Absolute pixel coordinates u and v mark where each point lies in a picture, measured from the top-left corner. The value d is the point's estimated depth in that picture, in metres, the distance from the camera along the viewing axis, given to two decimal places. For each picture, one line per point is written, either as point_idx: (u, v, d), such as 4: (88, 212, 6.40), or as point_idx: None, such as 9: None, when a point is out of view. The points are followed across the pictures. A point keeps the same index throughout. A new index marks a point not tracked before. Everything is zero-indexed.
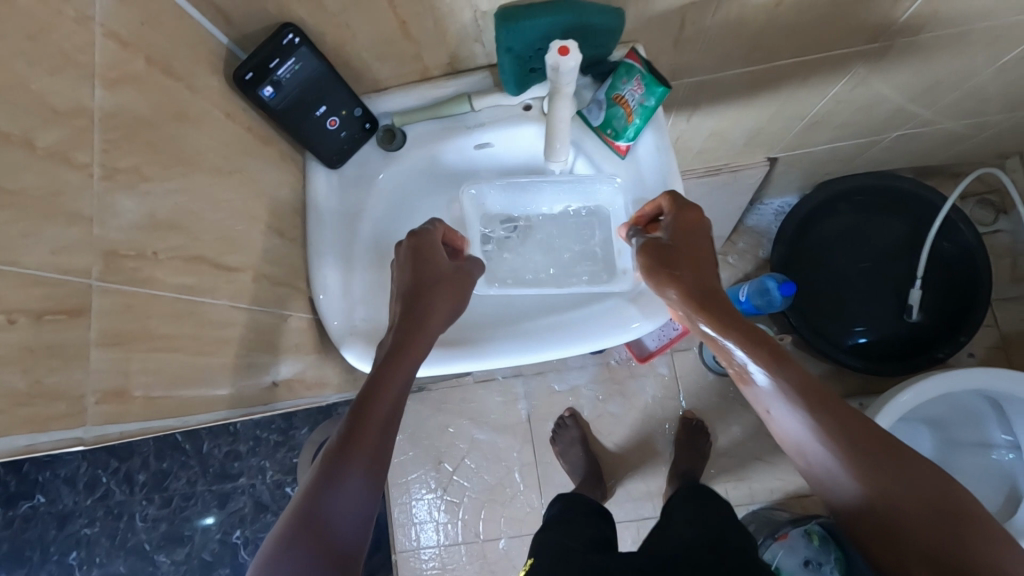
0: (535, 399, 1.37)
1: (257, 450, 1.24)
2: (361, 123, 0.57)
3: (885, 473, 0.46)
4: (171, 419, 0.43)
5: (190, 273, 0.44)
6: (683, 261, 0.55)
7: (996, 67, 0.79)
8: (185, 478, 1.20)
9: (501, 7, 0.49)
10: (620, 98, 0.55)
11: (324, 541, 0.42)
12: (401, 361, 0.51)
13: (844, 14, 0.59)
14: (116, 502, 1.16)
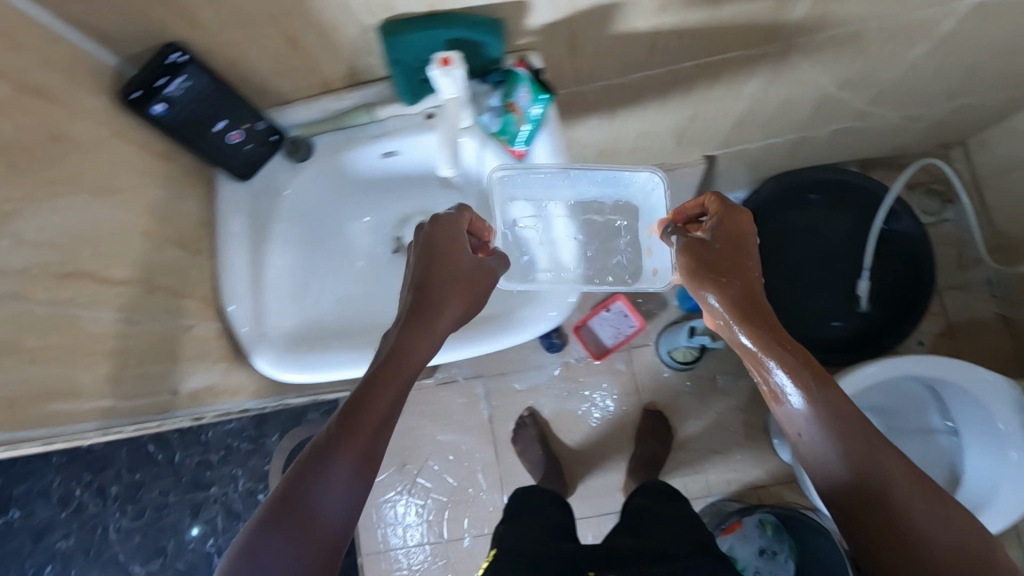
0: (496, 399, 1.39)
1: (229, 458, 1.25)
2: (266, 136, 0.59)
3: (887, 477, 0.51)
4: (46, 427, 0.45)
5: (64, 286, 0.46)
6: (723, 264, 0.59)
7: (907, 64, 0.81)
8: (160, 488, 1.22)
9: (383, 21, 0.50)
10: (512, 105, 0.56)
11: (316, 530, 0.45)
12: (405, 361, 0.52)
13: (732, 17, 0.60)
14: (90, 515, 1.18)
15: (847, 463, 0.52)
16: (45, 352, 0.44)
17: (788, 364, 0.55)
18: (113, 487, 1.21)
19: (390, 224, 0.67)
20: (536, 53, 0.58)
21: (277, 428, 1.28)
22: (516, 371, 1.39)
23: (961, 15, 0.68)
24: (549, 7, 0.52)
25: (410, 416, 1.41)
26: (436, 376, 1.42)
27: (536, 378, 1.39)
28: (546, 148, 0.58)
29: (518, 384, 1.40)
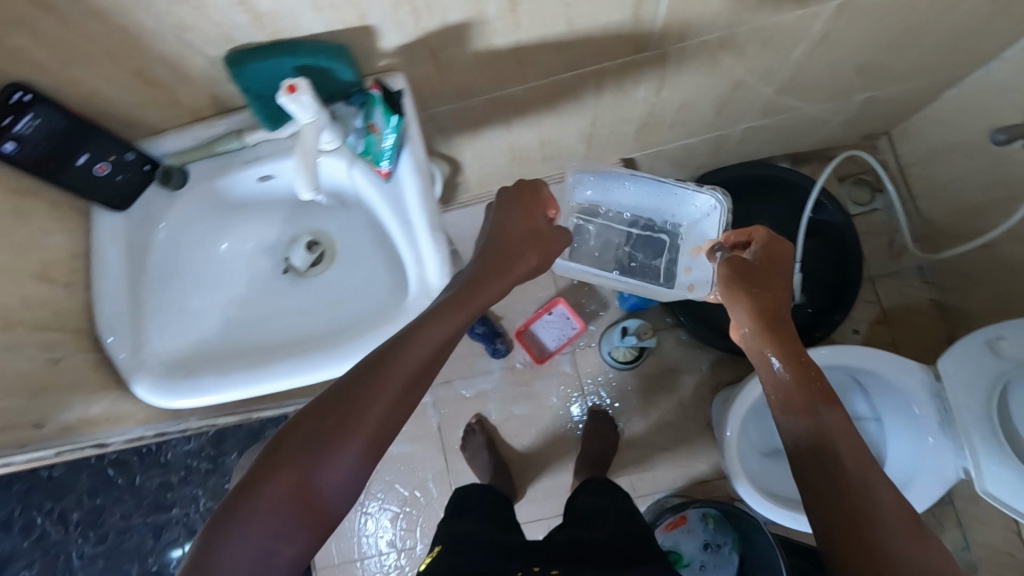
0: (444, 407, 1.40)
1: (188, 479, 1.30)
2: (139, 165, 0.60)
3: (850, 475, 0.57)
4: None
5: None
6: (763, 279, 0.67)
7: (794, 62, 0.83)
8: (120, 512, 1.28)
9: (227, 51, 0.51)
10: (372, 125, 0.56)
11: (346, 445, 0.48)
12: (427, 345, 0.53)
13: (597, 30, 0.62)
14: (53, 542, 1.25)
15: (839, 457, 0.58)
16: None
17: (793, 370, 0.63)
18: (74, 515, 1.27)
19: (279, 247, 0.69)
20: (399, 74, 0.60)
21: (235, 447, 1.31)
22: (461, 378, 1.41)
23: (829, 14, 0.71)
24: (395, 30, 0.54)
25: None
26: None
27: (482, 383, 1.40)
28: (410, 166, 0.59)
29: (466, 391, 1.41)
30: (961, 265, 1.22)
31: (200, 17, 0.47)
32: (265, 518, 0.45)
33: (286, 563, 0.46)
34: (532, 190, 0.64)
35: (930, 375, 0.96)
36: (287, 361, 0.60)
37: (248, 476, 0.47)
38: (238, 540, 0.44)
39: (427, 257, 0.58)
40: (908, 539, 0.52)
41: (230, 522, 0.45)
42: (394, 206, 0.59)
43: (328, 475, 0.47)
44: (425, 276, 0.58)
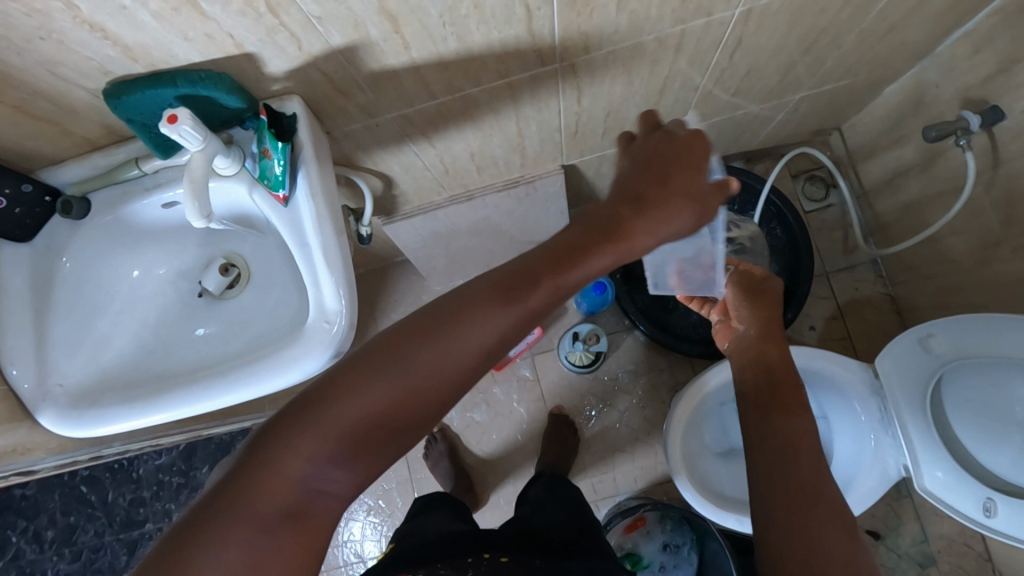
0: None
1: (160, 495, 1.40)
2: (39, 197, 0.60)
3: (802, 473, 0.57)
4: None
5: None
6: (770, 293, 0.75)
7: (714, 66, 0.83)
8: (94, 530, 1.38)
9: (106, 83, 0.51)
10: (264, 151, 0.57)
11: (406, 394, 0.44)
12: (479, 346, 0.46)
13: (494, 47, 0.62)
14: (27, 562, 1.35)
15: (783, 459, 0.60)
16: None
17: (769, 375, 0.69)
18: (48, 534, 1.37)
19: (193, 271, 0.69)
20: (295, 97, 0.60)
21: (204, 461, 1.42)
22: None
23: (737, 20, 0.71)
24: (279, 55, 0.54)
25: None
26: None
27: None
28: (307, 190, 0.59)
29: None
30: (910, 260, 1.23)
31: (66, 52, 0.47)
32: (284, 478, 0.40)
33: (326, 503, 0.42)
34: (685, 137, 0.54)
35: (869, 373, 0.96)
36: (188, 387, 0.59)
37: (286, 425, 0.42)
38: (262, 489, 0.40)
39: (323, 282, 0.58)
40: (839, 535, 0.52)
41: (275, 439, 0.41)
42: (293, 230, 0.59)
43: (383, 423, 0.43)
44: (322, 300, 0.58)
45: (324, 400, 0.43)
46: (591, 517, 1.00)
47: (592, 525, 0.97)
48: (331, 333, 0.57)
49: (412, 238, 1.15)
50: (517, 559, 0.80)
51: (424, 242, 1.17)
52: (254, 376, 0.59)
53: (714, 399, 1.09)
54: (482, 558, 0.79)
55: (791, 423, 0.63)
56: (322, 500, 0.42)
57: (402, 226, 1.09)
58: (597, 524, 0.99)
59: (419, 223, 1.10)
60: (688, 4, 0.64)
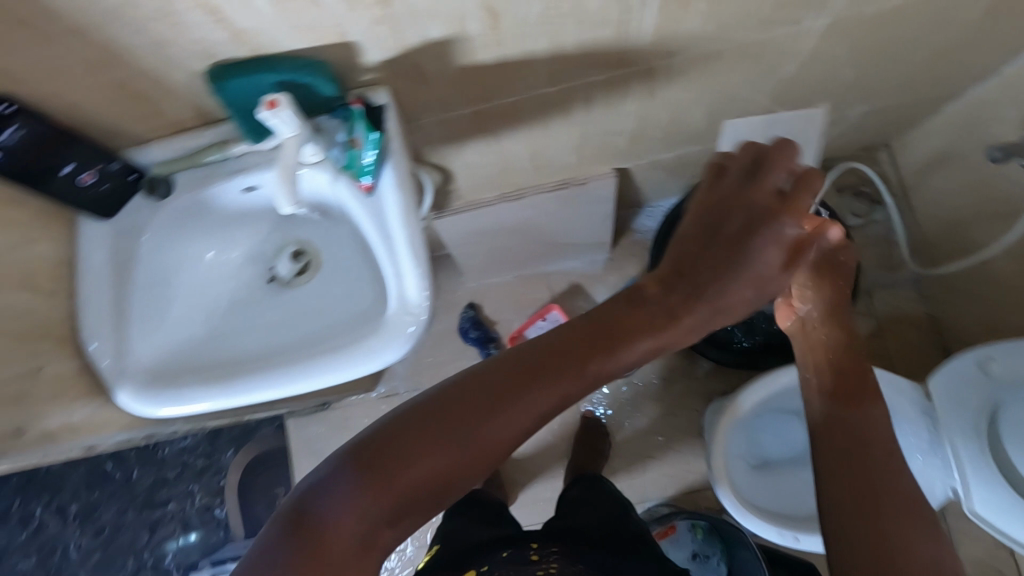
0: None
1: (183, 476, 1.42)
2: (123, 175, 0.60)
3: (876, 477, 0.55)
4: None
5: None
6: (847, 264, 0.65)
7: (785, 76, 0.83)
8: (116, 508, 1.40)
9: (207, 66, 0.52)
10: (354, 140, 0.58)
11: (458, 460, 0.46)
12: (524, 418, 0.48)
13: (579, 48, 0.62)
14: (49, 536, 1.39)
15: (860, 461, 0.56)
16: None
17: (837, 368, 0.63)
18: (72, 508, 1.40)
19: (265, 255, 0.70)
20: (384, 88, 0.60)
21: (229, 445, 1.43)
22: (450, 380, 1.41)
23: (818, 31, 0.70)
24: (375, 45, 0.54)
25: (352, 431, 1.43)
26: (378, 391, 1.42)
27: None
28: (393, 181, 0.59)
29: None
30: (956, 282, 1.22)
31: (177, 32, 0.47)
32: (340, 534, 0.43)
33: (376, 554, 0.44)
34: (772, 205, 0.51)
35: (919, 392, 0.95)
36: (265, 371, 0.60)
37: (343, 485, 0.44)
38: (321, 546, 0.42)
39: (407, 274, 0.58)
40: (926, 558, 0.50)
41: (333, 497, 0.43)
42: (376, 221, 0.60)
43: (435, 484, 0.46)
44: (405, 292, 0.58)
45: (384, 461, 0.45)
46: (636, 518, 0.98)
47: (639, 528, 0.95)
48: (411, 327, 0.58)
49: (456, 233, 1.15)
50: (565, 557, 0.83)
51: (467, 236, 1.17)
52: (330, 364, 0.59)
53: (752, 414, 1.08)
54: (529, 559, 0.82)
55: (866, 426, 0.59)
56: (372, 551, 0.44)
57: (451, 221, 1.08)
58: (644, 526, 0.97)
59: (467, 218, 1.09)
60: (778, 14, 0.64)
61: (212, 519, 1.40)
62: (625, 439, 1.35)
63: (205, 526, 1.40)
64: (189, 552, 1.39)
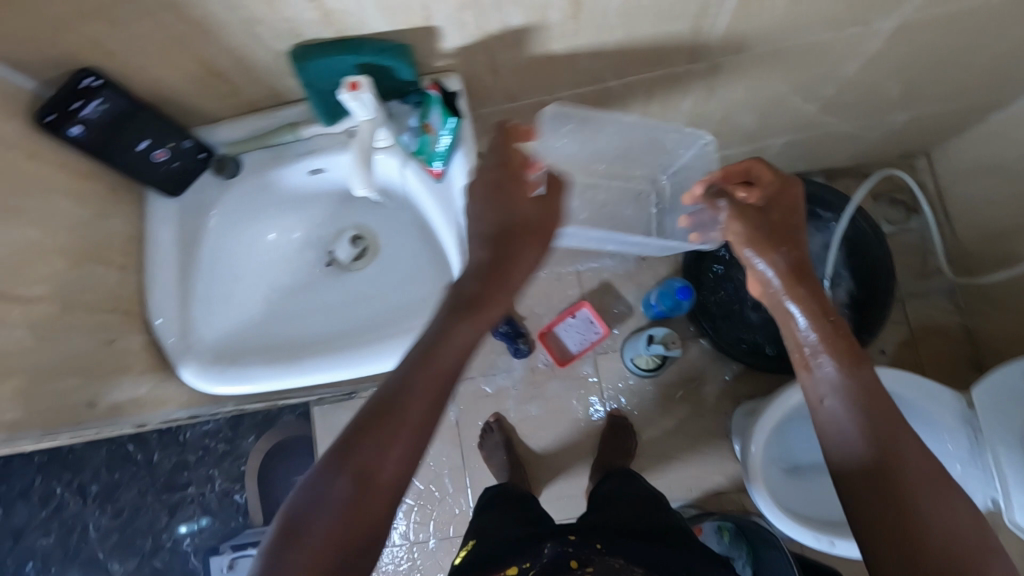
0: (458, 403, 1.39)
1: (204, 460, 1.42)
2: (193, 153, 0.61)
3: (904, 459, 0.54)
4: None
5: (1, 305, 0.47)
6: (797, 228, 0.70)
7: (844, 77, 0.82)
8: (136, 489, 1.40)
9: (291, 46, 0.52)
10: (427, 126, 0.58)
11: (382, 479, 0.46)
12: (418, 410, 0.47)
13: (651, 41, 0.62)
14: (71, 514, 1.39)
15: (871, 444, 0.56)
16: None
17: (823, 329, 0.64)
18: (93, 488, 1.41)
19: (322, 240, 0.69)
20: (454, 74, 0.60)
21: (250, 431, 1.43)
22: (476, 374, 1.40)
23: (886, 33, 0.70)
24: (456, 30, 0.54)
25: None
26: None
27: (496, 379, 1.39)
28: (464, 168, 0.61)
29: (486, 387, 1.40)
30: (992, 292, 1.21)
31: (271, 8, 0.47)
32: None
33: None
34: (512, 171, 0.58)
35: (962, 403, 0.94)
36: (333, 353, 0.60)
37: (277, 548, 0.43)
38: None
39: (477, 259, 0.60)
40: (952, 528, 0.50)
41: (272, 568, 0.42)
42: (444, 207, 0.61)
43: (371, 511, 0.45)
44: None
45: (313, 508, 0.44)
46: (669, 512, 0.98)
47: (676, 520, 0.95)
48: None
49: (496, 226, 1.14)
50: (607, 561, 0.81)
51: None
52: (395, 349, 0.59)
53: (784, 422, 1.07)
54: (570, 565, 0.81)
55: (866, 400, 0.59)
56: None
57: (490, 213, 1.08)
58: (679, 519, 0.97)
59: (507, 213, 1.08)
60: (852, 13, 0.64)
61: (231, 504, 1.43)
62: (652, 438, 1.35)
63: (224, 511, 1.43)
64: (214, 535, 1.41)
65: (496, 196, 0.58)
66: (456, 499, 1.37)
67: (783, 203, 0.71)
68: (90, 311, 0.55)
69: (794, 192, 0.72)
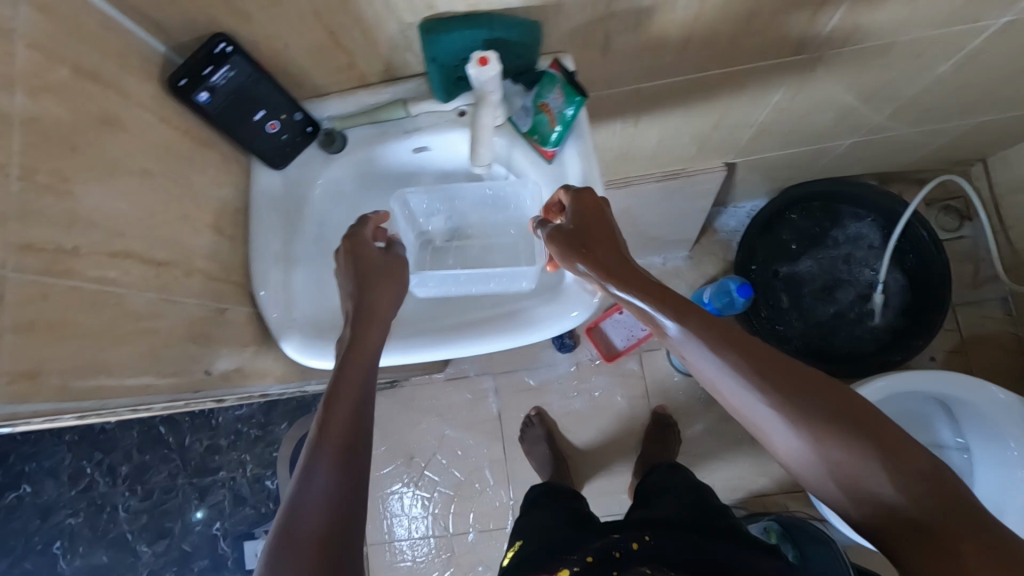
0: (501, 395, 1.39)
1: (237, 445, 1.39)
2: (301, 127, 0.60)
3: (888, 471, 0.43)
4: (91, 403, 0.43)
5: (140, 268, 0.46)
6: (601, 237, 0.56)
7: (934, 76, 0.82)
8: (167, 471, 1.35)
9: (422, 19, 0.51)
10: (545, 105, 0.57)
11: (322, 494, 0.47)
12: (335, 430, 0.50)
13: (764, 29, 0.62)
14: (100, 494, 1.32)
15: (842, 445, 0.44)
16: (104, 331, 0.43)
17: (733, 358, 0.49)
18: (122, 468, 1.34)
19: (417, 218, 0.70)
20: (568, 56, 0.60)
21: (283, 418, 1.39)
22: (519, 366, 1.39)
23: (993, 31, 0.69)
24: (584, 10, 0.53)
25: (417, 408, 1.41)
26: (445, 372, 1.41)
27: (541, 372, 1.39)
28: (578, 152, 0.60)
29: (530, 380, 1.39)
30: None
31: None
32: None
33: None
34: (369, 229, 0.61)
35: None
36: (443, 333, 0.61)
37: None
38: None
39: None
40: (938, 496, 0.41)
41: None
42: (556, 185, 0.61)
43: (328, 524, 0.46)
44: None
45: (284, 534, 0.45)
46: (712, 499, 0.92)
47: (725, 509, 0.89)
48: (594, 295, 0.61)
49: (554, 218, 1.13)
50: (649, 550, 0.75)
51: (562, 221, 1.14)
52: (516, 326, 0.62)
53: None
54: (613, 557, 0.75)
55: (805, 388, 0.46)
56: None
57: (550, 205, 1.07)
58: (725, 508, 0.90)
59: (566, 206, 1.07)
60: (967, 9, 0.63)
61: (263, 489, 1.36)
62: (697, 438, 1.34)
63: (256, 496, 1.36)
64: (243, 521, 1.35)
65: (353, 258, 0.59)
66: (496, 492, 1.37)
67: (592, 208, 0.57)
68: (206, 280, 0.54)
69: (590, 195, 0.58)
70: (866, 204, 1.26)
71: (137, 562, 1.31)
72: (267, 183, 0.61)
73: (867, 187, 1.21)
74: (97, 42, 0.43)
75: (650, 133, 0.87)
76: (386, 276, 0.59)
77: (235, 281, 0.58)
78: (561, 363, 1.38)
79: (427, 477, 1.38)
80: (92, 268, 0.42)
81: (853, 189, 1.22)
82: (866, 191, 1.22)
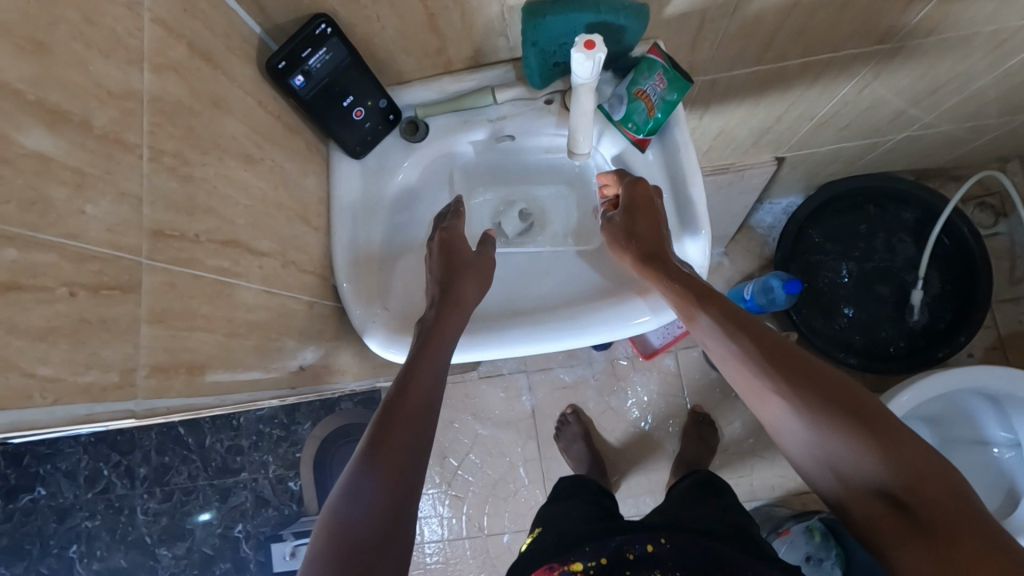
0: (535, 392, 1.37)
1: (259, 446, 1.31)
2: (384, 115, 0.58)
3: (934, 487, 0.43)
4: (208, 399, 0.42)
5: (246, 257, 0.45)
6: (646, 231, 0.57)
7: (1003, 71, 0.80)
8: (188, 472, 1.30)
9: (527, 2, 0.49)
10: (641, 93, 0.55)
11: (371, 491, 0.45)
12: (397, 426, 0.48)
13: (857, 17, 0.60)
14: (118, 496, 1.28)
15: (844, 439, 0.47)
16: (218, 323, 0.42)
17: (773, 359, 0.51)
18: (141, 470, 1.29)
19: (492, 209, 0.67)
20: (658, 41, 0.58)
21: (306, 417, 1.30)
22: (555, 363, 1.38)
23: None
24: None
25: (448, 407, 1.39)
26: (480, 370, 1.39)
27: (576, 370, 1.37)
28: (675, 140, 0.59)
29: (565, 377, 1.38)
30: None
31: None
32: None
33: None
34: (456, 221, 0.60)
35: None
36: (522, 329, 0.59)
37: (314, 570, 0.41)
38: None
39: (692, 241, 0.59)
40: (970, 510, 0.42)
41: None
42: (655, 174, 0.61)
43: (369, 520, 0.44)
44: (689, 255, 0.60)
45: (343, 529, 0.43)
46: (719, 489, 0.78)
47: (736, 502, 0.74)
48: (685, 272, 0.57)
49: None
50: (669, 552, 0.61)
51: None
52: (590, 325, 0.58)
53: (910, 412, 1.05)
54: (627, 558, 0.62)
55: (830, 386, 0.49)
56: None
57: None
58: (733, 500, 0.75)
59: None
60: None
61: (286, 491, 1.31)
62: (735, 435, 1.32)
63: (279, 498, 1.31)
64: (267, 523, 1.30)
65: (446, 250, 0.59)
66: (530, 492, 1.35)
67: (641, 200, 0.57)
68: (299, 272, 0.52)
69: (641, 188, 0.58)
70: (902, 200, 1.24)
71: (158, 566, 1.28)
72: (341, 175, 0.59)
73: (908, 182, 1.19)
74: (209, 21, 0.42)
75: (714, 127, 0.85)
76: (473, 272, 0.58)
77: (320, 273, 0.57)
78: (596, 360, 1.37)
79: (461, 477, 1.36)
80: (208, 256, 0.40)
81: (893, 183, 1.20)
82: (907, 186, 1.20)
